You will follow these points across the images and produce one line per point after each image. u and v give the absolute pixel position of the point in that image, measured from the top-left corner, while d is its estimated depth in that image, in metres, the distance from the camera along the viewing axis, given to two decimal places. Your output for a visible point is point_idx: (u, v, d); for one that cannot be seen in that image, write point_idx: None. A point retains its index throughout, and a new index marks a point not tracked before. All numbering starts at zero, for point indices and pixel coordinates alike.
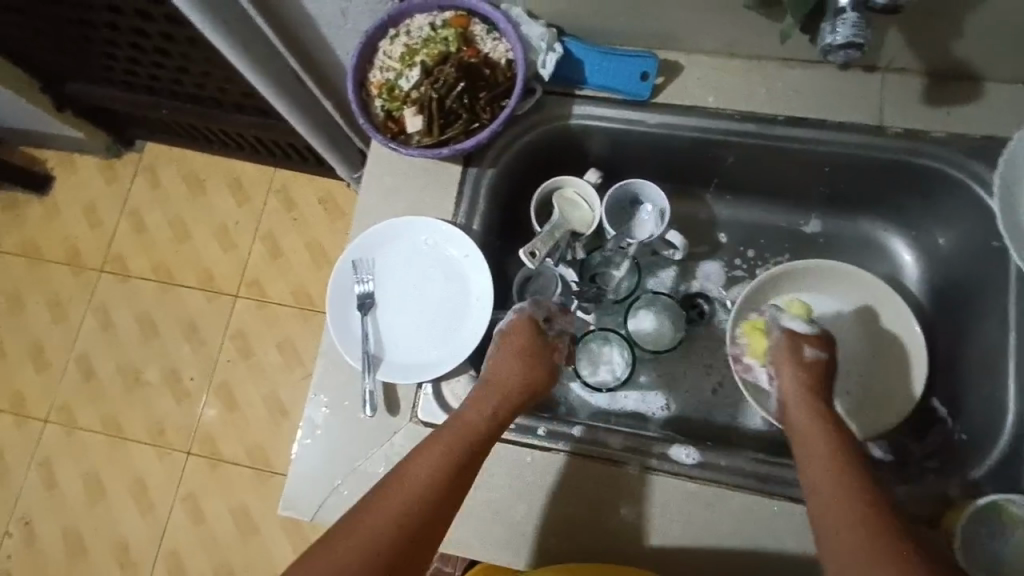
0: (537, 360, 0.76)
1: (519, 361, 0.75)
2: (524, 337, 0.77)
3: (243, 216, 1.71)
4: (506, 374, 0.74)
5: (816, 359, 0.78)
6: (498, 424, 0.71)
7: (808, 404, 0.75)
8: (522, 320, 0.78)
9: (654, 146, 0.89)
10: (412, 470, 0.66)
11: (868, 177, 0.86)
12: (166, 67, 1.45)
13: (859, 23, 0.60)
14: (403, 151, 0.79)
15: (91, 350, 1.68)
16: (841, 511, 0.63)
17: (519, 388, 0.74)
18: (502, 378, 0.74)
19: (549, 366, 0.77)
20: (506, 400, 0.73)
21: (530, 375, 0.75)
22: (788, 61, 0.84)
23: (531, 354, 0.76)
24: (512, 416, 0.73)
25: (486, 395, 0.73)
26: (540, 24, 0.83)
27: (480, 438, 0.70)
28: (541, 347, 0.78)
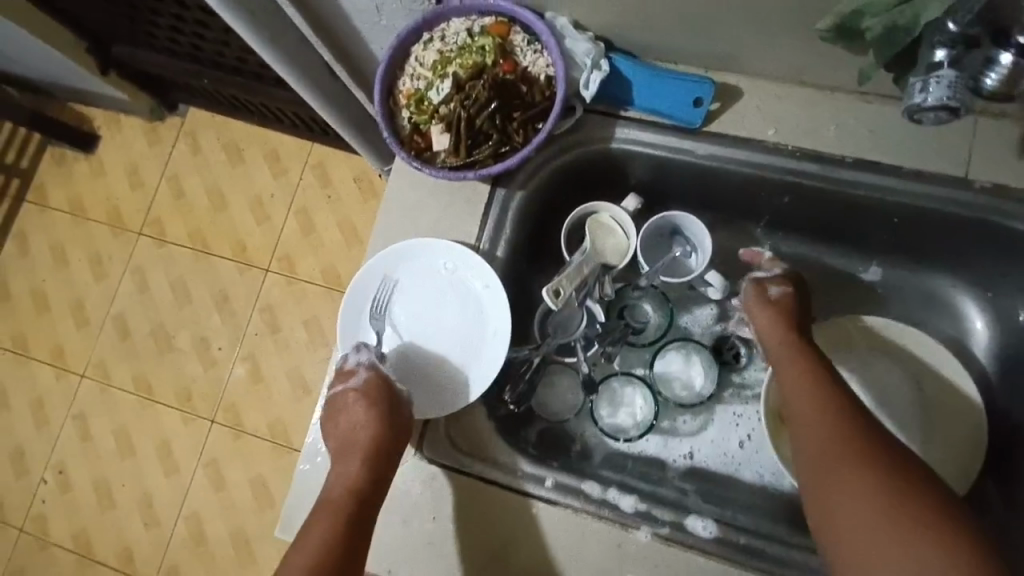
0: (392, 406, 0.71)
1: (370, 414, 0.70)
2: (373, 387, 0.72)
3: (280, 189, 1.65)
4: (358, 431, 0.70)
5: (787, 300, 0.78)
6: (367, 481, 0.68)
7: (786, 344, 0.75)
8: (368, 373, 0.74)
9: (702, 176, 0.81)
10: (297, 551, 0.64)
11: (942, 233, 0.77)
12: (207, 38, 1.41)
13: (956, 84, 0.54)
14: (426, 171, 0.73)
15: (127, 311, 1.66)
16: (846, 458, 0.65)
17: (380, 441, 0.70)
18: (358, 437, 0.70)
19: (403, 410, 0.72)
20: (374, 453, 0.69)
21: (384, 426, 0.70)
22: (867, 95, 0.75)
23: (379, 401, 0.71)
24: (379, 470, 0.70)
25: (351, 454, 0.70)
26: (587, 37, 0.75)
27: (354, 501, 0.67)
28: (391, 395, 0.72)
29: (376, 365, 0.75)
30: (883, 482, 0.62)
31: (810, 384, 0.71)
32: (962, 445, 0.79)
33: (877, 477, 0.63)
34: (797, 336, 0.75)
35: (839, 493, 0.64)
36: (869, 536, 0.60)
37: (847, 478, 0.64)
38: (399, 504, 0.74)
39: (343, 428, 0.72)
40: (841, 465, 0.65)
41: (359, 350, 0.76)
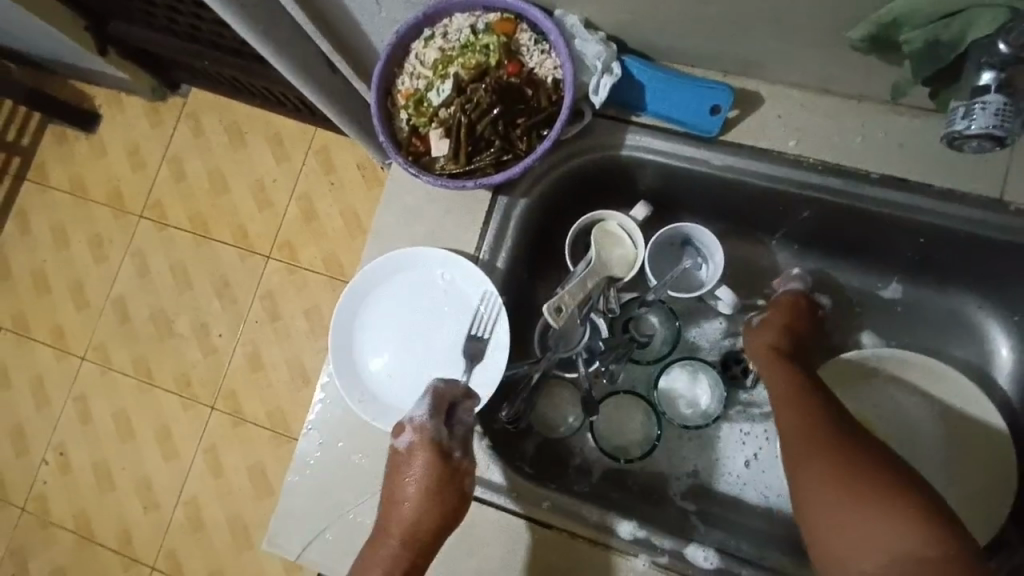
0: (442, 493, 0.66)
1: (419, 503, 0.65)
2: (428, 468, 0.66)
3: (282, 173, 1.61)
4: (403, 517, 0.66)
5: (775, 320, 0.77)
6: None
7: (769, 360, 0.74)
8: (423, 443, 0.67)
9: (718, 187, 0.76)
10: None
11: (972, 255, 0.72)
12: (204, 18, 1.34)
13: (1003, 111, 0.50)
14: (423, 178, 0.69)
15: (128, 294, 1.63)
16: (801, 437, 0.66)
17: (425, 534, 0.66)
18: (402, 523, 0.66)
19: (457, 498, 0.66)
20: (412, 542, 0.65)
21: (434, 517, 0.66)
22: (897, 106, 0.70)
23: (431, 489, 0.66)
24: (420, 561, 0.66)
25: (390, 542, 0.66)
26: (598, 38, 0.70)
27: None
28: (447, 478, 0.66)
29: (433, 432, 0.67)
30: (835, 454, 0.63)
31: (773, 374, 0.73)
32: (985, 482, 0.75)
33: (830, 450, 0.64)
34: (775, 337, 0.76)
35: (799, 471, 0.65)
36: (830, 508, 0.61)
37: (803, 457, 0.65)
38: None
39: (393, 492, 0.68)
40: (797, 442, 0.66)
41: (431, 404, 0.68)
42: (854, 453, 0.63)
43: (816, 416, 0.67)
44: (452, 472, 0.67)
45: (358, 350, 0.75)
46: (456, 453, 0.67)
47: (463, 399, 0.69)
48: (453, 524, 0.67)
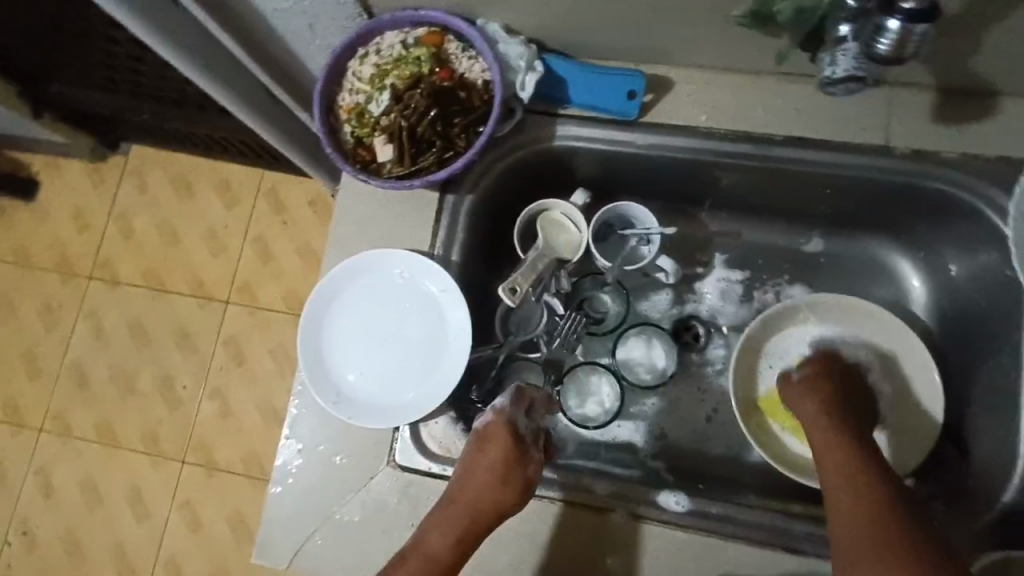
0: (510, 470, 0.69)
1: (488, 478, 0.69)
2: (503, 447, 0.70)
3: (234, 219, 1.62)
4: (470, 490, 0.69)
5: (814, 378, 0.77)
6: (457, 552, 0.68)
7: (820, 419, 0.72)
8: (500, 423, 0.72)
9: (646, 165, 0.83)
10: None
11: (874, 200, 0.81)
12: (144, 72, 1.40)
13: (860, 56, 0.60)
14: (373, 182, 0.74)
15: (85, 358, 1.60)
16: (838, 480, 0.66)
17: (489, 511, 0.68)
18: (468, 496, 0.69)
19: (523, 482, 0.70)
20: (473, 516, 0.68)
21: (501, 497, 0.68)
22: (789, 75, 0.78)
23: (502, 468, 0.69)
24: (479, 537, 0.69)
25: (454, 515, 0.68)
26: (519, 41, 0.77)
27: (441, 570, 0.67)
28: (518, 460, 0.70)
29: (513, 414, 0.73)
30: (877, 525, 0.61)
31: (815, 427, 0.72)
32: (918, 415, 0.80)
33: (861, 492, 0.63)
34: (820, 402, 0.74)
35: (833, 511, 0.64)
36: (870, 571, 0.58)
37: (839, 499, 0.64)
38: (378, 515, 0.74)
39: (463, 468, 0.71)
40: (834, 483, 0.66)
41: (515, 397, 0.75)
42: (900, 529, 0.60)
43: (857, 464, 0.66)
44: (525, 453, 0.72)
45: (327, 357, 0.78)
46: (529, 438, 0.73)
47: (545, 401, 0.76)
48: (514, 509, 0.70)
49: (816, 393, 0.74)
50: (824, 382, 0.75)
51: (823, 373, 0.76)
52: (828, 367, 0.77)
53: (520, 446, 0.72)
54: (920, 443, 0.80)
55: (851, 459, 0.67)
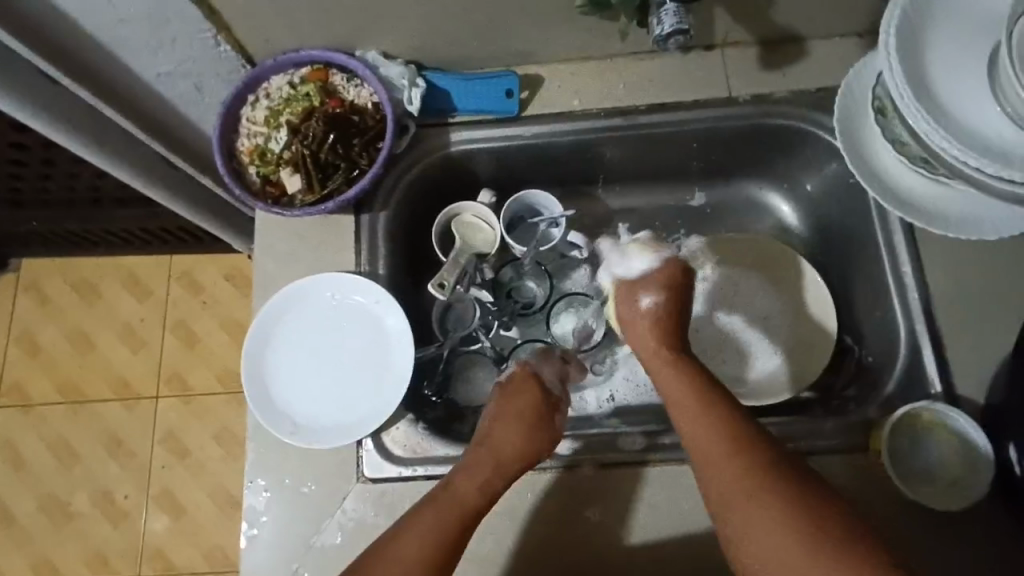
0: (538, 421, 0.76)
1: (518, 425, 0.75)
2: (531, 397, 0.78)
3: (149, 311, 1.49)
4: (501, 436, 0.74)
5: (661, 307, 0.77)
6: (483, 501, 0.70)
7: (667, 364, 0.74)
8: (525, 376, 0.80)
9: (537, 155, 0.92)
10: (411, 534, 0.67)
11: (735, 146, 0.92)
12: (26, 175, 1.25)
13: (679, 11, 0.68)
14: (286, 212, 0.78)
15: (5, 497, 1.40)
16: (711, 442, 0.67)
17: (514, 460, 0.73)
18: (498, 441, 0.74)
19: (551, 431, 0.76)
20: (503, 461, 0.72)
21: (531, 440, 0.74)
22: (638, 54, 0.89)
23: (532, 415, 0.76)
24: (504, 485, 0.72)
25: (483, 463, 0.72)
26: (398, 63, 0.84)
27: (469, 510, 0.69)
28: (546, 408, 0.78)
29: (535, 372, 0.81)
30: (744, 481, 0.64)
31: (666, 377, 0.74)
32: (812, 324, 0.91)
33: (732, 466, 0.65)
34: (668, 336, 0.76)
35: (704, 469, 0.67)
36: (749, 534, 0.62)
37: (710, 461, 0.66)
38: (358, 532, 0.75)
39: (490, 420, 0.76)
40: (704, 460, 0.67)
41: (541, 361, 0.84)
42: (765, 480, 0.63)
43: (721, 434, 0.67)
44: (550, 410, 0.78)
45: (275, 389, 0.79)
46: (554, 395, 0.80)
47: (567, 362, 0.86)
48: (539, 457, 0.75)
49: (653, 334, 0.77)
50: (662, 315, 0.77)
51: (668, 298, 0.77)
52: (670, 288, 0.78)
53: (548, 400, 0.79)
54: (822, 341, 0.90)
55: (710, 418, 0.68)
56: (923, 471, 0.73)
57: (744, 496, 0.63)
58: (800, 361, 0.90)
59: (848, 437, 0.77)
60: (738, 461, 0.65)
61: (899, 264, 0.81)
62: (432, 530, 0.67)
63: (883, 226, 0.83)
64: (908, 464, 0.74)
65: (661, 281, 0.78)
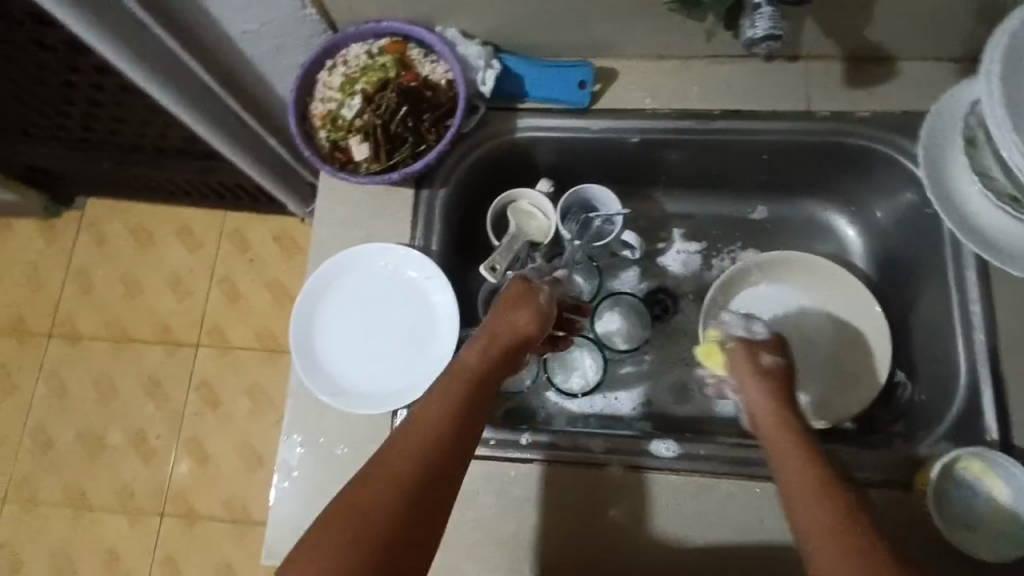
0: (533, 303, 0.76)
1: (515, 310, 0.75)
2: (520, 287, 0.78)
3: (198, 262, 1.53)
4: (500, 321, 0.74)
5: (781, 369, 0.76)
6: (488, 377, 0.70)
7: (780, 418, 0.71)
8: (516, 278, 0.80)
9: (601, 150, 0.91)
10: (425, 417, 0.64)
11: (805, 161, 0.90)
12: (99, 118, 1.26)
13: (775, 16, 0.67)
14: (353, 178, 0.80)
15: (47, 421, 1.46)
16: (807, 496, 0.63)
17: (512, 335, 0.73)
18: (497, 325, 0.74)
19: (544, 313, 0.76)
20: (507, 342, 0.73)
21: (528, 320, 0.74)
22: (717, 58, 0.87)
23: (525, 300, 0.76)
24: (507, 362, 0.72)
25: (484, 342, 0.72)
26: (475, 43, 0.84)
27: (481, 381, 0.69)
28: (533, 294, 0.77)
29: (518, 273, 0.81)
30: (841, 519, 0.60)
31: (774, 430, 0.71)
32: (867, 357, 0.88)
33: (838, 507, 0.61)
34: (779, 392, 0.74)
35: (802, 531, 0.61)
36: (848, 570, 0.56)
37: (814, 517, 0.61)
38: None
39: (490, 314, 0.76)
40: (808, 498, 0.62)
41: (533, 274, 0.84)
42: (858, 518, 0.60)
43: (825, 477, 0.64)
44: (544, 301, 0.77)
45: (320, 351, 0.81)
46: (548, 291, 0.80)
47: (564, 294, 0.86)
48: (529, 335, 0.74)
49: (770, 395, 0.73)
50: (784, 377, 0.75)
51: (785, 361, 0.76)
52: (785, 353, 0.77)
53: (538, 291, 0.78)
54: (874, 373, 0.87)
55: (819, 482, 0.63)
56: (966, 519, 0.71)
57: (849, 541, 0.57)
58: (846, 392, 0.88)
59: (890, 472, 0.74)
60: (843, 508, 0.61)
61: (968, 302, 0.78)
62: (447, 405, 0.65)
63: (955, 262, 0.80)
64: (949, 509, 0.71)
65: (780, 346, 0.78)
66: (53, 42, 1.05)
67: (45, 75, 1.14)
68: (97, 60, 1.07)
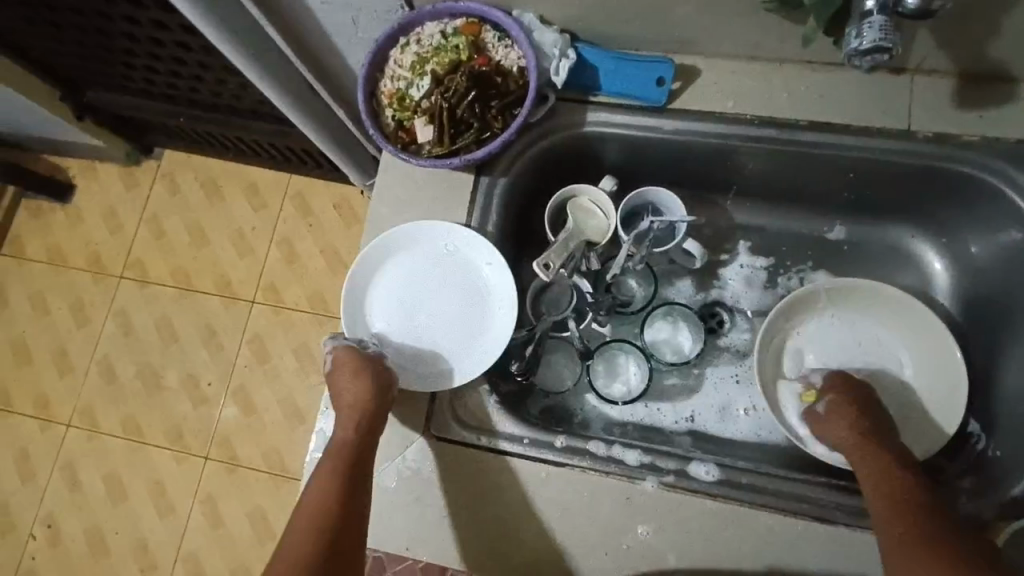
0: (370, 369, 0.76)
1: (350, 381, 0.75)
2: (349, 358, 0.77)
3: (261, 222, 1.57)
4: (342, 395, 0.75)
5: (843, 405, 0.77)
6: (360, 442, 0.73)
7: (856, 447, 0.73)
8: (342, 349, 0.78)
9: (674, 152, 0.86)
10: (311, 497, 0.71)
11: (896, 184, 0.83)
12: (182, 74, 1.30)
13: (886, 27, 0.60)
14: (414, 161, 0.80)
15: (112, 355, 1.55)
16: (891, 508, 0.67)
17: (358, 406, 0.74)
18: (341, 401, 0.75)
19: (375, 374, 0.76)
20: (357, 408, 0.74)
21: (362, 389, 0.74)
22: (811, 64, 0.81)
23: (353, 366, 0.76)
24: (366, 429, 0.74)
25: (344, 411, 0.74)
26: (553, 30, 0.81)
27: (350, 453, 0.72)
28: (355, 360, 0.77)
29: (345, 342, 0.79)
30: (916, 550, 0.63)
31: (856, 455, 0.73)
32: (939, 403, 0.81)
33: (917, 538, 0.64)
34: (849, 422, 0.75)
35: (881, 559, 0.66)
36: None
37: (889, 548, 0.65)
38: (412, 481, 0.77)
39: (336, 396, 0.76)
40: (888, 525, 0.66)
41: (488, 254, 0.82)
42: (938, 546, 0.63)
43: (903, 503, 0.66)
44: (366, 363, 0.76)
45: (369, 321, 0.83)
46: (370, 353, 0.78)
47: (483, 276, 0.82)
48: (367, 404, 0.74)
49: (844, 429, 0.75)
50: (853, 411, 0.76)
51: (844, 397, 0.77)
52: (846, 389, 0.78)
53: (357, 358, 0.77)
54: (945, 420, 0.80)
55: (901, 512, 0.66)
56: None
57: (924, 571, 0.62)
58: (909, 436, 0.81)
59: None
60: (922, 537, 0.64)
61: None
62: (325, 483, 0.71)
63: None
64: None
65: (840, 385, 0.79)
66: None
67: (136, 29, 1.18)
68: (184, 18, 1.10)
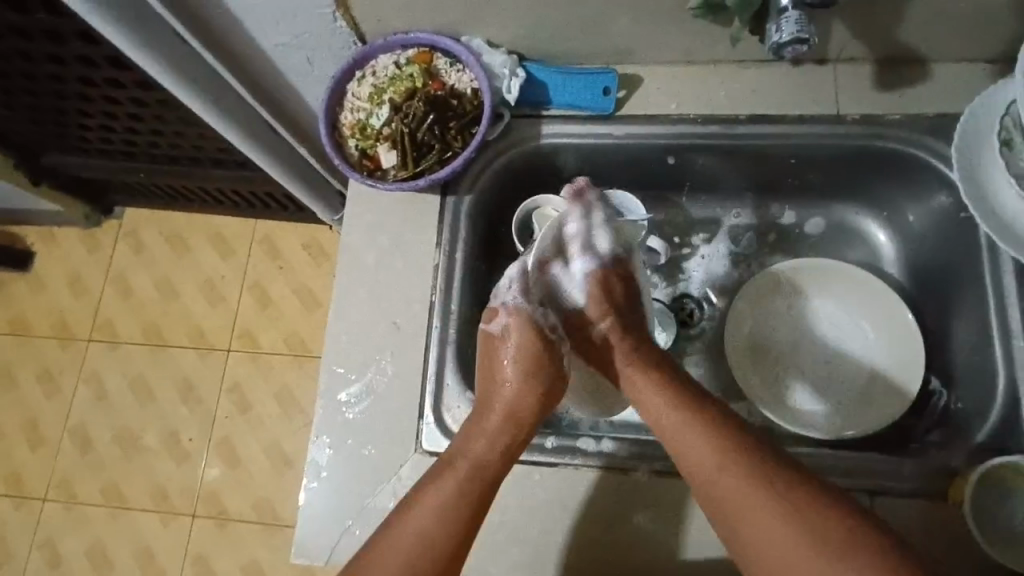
0: (544, 379, 0.78)
1: (519, 384, 0.76)
2: (531, 350, 0.78)
3: (230, 269, 1.57)
4: (506, 397, 0.76)
5: (614, 334, 0.80)
6: (497, 471, 0.72)
7: (654, 387, 0.75)
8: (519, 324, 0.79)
9: (627, 157, 0.91)
10: (430, 496, 0.70)
11: (835, 166, 0.89)
12: (139, 130, 1.31)
13: (801, 20, 0.66)
14: (381, 185, 0.82)
15: (87, 422, 1.51)
16: (778, 523, 0.63)
17: (521, 419, 0.76)
18: (503, 404, 0.76)
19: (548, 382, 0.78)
20: (510, 421, 0.75)
21: (527, 399, 0.76)
22: (743, 62, 0.87)
23: (533, 365, 0.78)
24: (517, 449, 0.75)
25: (487, 433, 0.74)
26: (501, 52, 0.85)
27: (488, 472, 0.72)
28: (544, 363, 0.78)
29: (520, 308, 0.79)
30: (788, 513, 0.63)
31: (662, 404, 0.74)
32: (898, 367, 0.86)
33: (780, 494, 0.64)
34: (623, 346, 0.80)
35: (731, 524, 0.66)
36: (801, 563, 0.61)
37: (738, 502, 0.65)
38: None
39: (503, 382, 0.77)
40: (732, 484, 0.66)
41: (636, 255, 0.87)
42: (801, 501, 0.63)
43: (741, 453, 0.68)
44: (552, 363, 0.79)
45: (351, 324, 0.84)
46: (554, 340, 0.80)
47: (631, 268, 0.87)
48: (524, 419, 0.76)
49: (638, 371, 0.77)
50: (620, 336, 0.80)
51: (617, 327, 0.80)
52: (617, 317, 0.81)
53: (545, 343, 0.79)
54: (906, 383, 0.85)
55: (761, 468, 0.66)
56: (1005, 530, 0.69)
57: (784, 530, 0.63)
58: (875, 403, 0.86)
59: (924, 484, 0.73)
60: (784, 498, 0.64)
61: (1006, 307, 0.76)
62: (457, 490, 0.70)
63: (992, 267, 0.78)
64: (988, 523, 0.70)
65: (603, 303, 0.81)
66: (96, 58, 1.09)
67: (90, 89, 1.19)
68: (138, 73, 1.11)
